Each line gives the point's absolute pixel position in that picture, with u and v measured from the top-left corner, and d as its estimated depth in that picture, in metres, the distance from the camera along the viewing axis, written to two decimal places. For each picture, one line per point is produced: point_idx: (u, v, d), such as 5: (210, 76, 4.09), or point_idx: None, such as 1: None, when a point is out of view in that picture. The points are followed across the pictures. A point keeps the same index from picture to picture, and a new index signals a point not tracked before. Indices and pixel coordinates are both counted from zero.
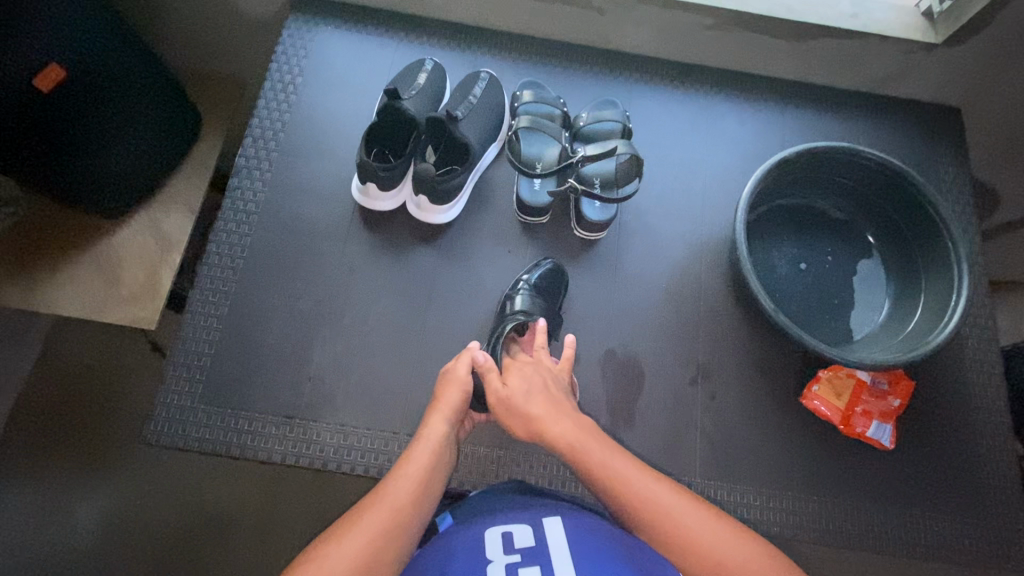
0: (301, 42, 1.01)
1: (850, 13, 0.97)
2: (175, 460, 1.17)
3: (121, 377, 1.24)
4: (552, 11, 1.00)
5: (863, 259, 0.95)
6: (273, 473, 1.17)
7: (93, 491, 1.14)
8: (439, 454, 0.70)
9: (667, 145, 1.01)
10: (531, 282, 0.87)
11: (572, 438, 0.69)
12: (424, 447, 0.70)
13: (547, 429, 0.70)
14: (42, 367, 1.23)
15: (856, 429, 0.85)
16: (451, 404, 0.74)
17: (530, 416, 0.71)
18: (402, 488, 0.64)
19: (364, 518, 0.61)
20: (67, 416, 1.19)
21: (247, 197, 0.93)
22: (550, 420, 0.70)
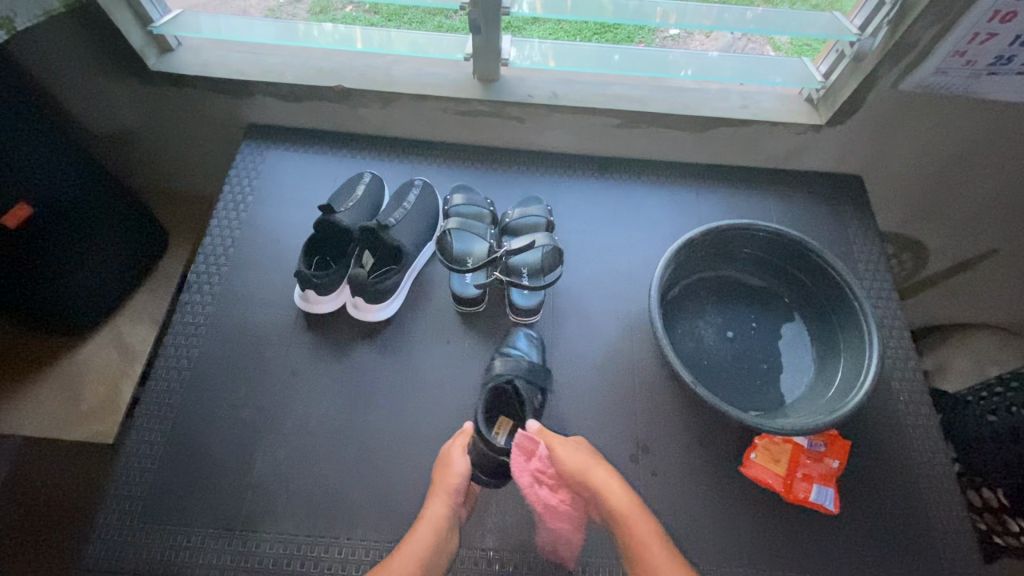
0: (253, 166, 1.12)
1: (739, 105, 1.09)
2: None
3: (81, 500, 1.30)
4: (477, 123, 1.12)
5: (786, 323, 1.00)
6: None
7: None
8: (437, 539, 0.72)
9: (593, 230, 1.08)
10: (508, 350, 0.93)
11: (625, 507, 0.73)
12: (425, 531, 0.73)
13: (607, 490, 0.74)
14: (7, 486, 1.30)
15: (798, 496, 0.85)
16: (455, 479, 0.78)
17: (595, 473, 0.76)
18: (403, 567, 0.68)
19: None
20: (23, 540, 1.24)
21: (197, 310, 0.98)
22: (609, 481, 0.75)
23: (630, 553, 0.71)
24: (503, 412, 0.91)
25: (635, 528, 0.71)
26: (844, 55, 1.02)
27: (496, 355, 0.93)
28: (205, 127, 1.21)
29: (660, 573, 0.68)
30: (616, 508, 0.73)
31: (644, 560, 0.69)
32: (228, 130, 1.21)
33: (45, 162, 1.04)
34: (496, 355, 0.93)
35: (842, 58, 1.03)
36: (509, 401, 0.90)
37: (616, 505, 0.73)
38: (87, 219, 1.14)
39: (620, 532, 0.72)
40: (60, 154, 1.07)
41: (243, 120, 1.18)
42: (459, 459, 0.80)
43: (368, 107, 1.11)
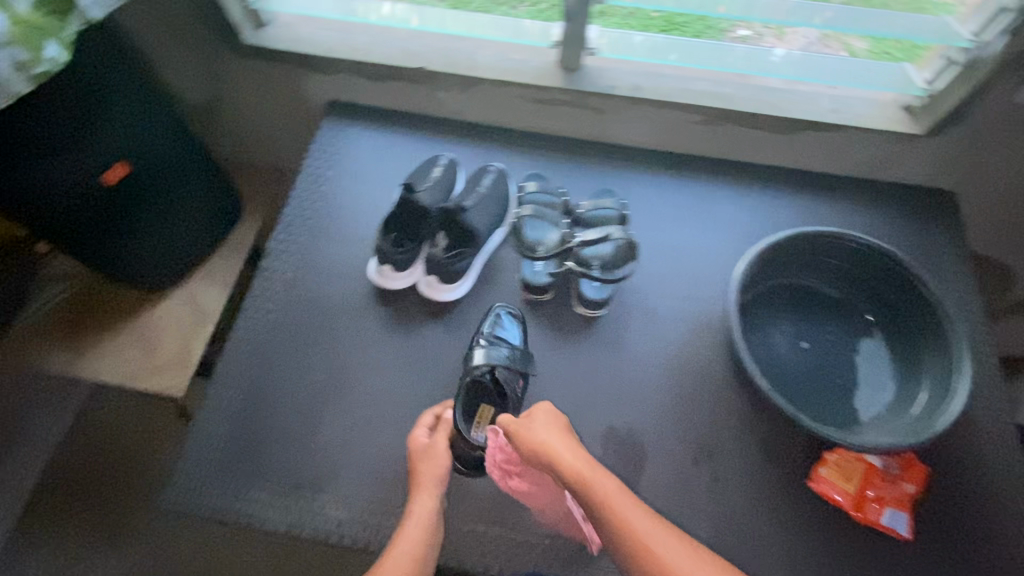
0: (333, 141, 1.15)
1: (832, 108, 1.05)
2: (170, 539, 1.30)
3: (140, 451, 1.40)
4: (555, 112, 1.12)
5: (864, 338, 0.95)
6: (276, 550, 1.28)
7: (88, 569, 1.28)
8: (428, 531, 0.75)
9: (667, 226, 1.06)
10: (489, 337, 0.92)
11: (580, 467, 0.71)
12: (414, 527, 0.75)
13: (559, 453, 0.72)
14: (72, 431, 1.43)
15: (868, 517, 0.82)
16: (436, 470, 0.80)
17: (546, 441, 0.74)
18: (398, 564, 0.71)
19: None
20: (87, 486, 1.35)
21: (277, 277, 1.01)
22: (561, 445, 0.73)
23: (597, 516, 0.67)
24: (481, 398, 0.91)
25: (591, 485, 0.69)
26: (955, 62, 0.96)
27: (473, 345, 0.90)
28: (289, 102, 1.25)
29: (632, 529, 0.65)
30: (572, 469, 0.71)
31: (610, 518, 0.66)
32: (311, 106, 1.25)
33: (157, 145, 1.13)
34: (473, 345, 0.91)
35: (951, 65, 0.97)
36: (489, 388, 0.90)
37: (574, 469, 0.70)
38: (176, 198, 1.22)
39: (582, 493, 0.69)
40: (171, 138, 1.16)
41: (326, 96, 1.22)
42: (438, 450, 0.82)
43: (448, 90, 1.13)
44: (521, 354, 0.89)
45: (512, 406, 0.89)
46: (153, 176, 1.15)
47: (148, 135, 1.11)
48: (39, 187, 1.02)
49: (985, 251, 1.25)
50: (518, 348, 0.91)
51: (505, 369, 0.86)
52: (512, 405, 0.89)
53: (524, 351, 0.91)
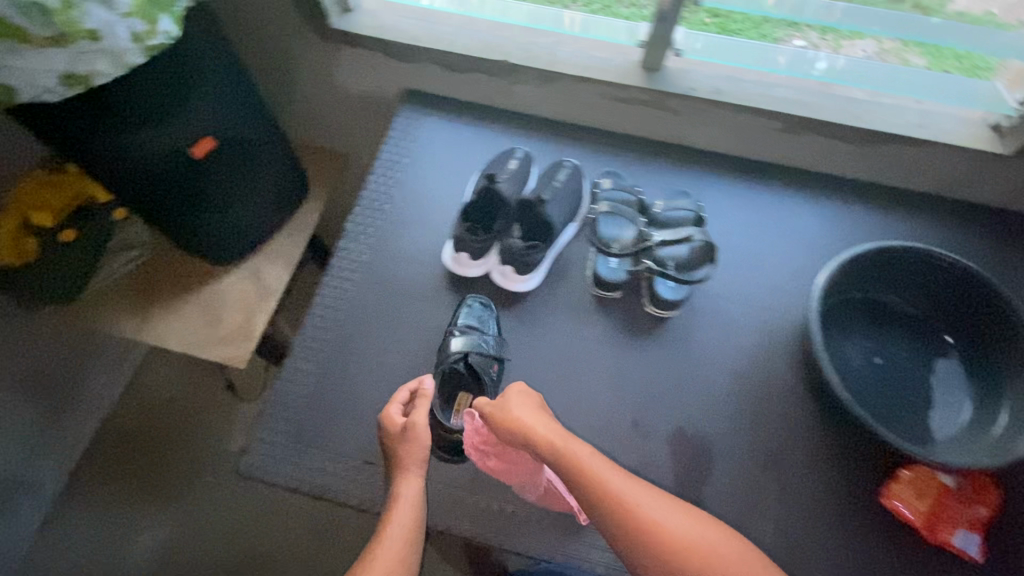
0: (409, 128, 1.17)
1: (917, 122, 1.03)
2: (234, 494, 1.51)
3: (197, 416, 1.61)
4: (631, 111, 1.13)
5: (940, 357, 0.94)
6: (320, 519, 1.48)
7: (156, 518, 1.48)
8: (417, 513, 0.77)
9: (739, 231, 1.05)
10: (461, 326, 0.94)
11: (557, 437, 0.75)
12: (405, 511, 0.76)
13: (536, 427, 0.76)
14: (131, 396, 1.62)
15: (940, 537, 0.81)
16: (417, 452, 0.80)
17: (522, 420, 0.77)
18: (394, 549, 0.72)
19: None
20: (156, 444, 1.57)
21: (353, 258, 1.04)
22: (537, 419, 0.77)
23: (575, 479, 0.72)
24: (461, 385, 0.95)
25: (567, 450, 0.74)
26: None
27: (450, 333, 0.94)
28: (364, 87, 1.27)
29: (611, 485, 0.71)
30: (548, 440, 0.75)
31: (589, 480, 0.71)
32: (385, 93, 1.27)
33: (241, 139, 1.17)
34: (449, 334, 0.94)
35: None
36: (465, 375, 0.94)
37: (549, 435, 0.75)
38: (243, 190, 1.26)
39: (559, 461, 0.74)
40: (255, 135, 1.20)
41: (402, 84, 1.24)
42: (418, 430, 0.81)
43: (526, 83, 1.14)
44: (494, 340, 0.92)
45: (488, 391, 0.92)
46: (230, 166, 1.19)
47: (237, 128, 1.15)
48: (131, 156, 1.04)
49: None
50: (491, 334, 0.94)
51: (478, 355, 0.90)
52: (490, 389, 0.92)
53: (499, 337, 0.94)
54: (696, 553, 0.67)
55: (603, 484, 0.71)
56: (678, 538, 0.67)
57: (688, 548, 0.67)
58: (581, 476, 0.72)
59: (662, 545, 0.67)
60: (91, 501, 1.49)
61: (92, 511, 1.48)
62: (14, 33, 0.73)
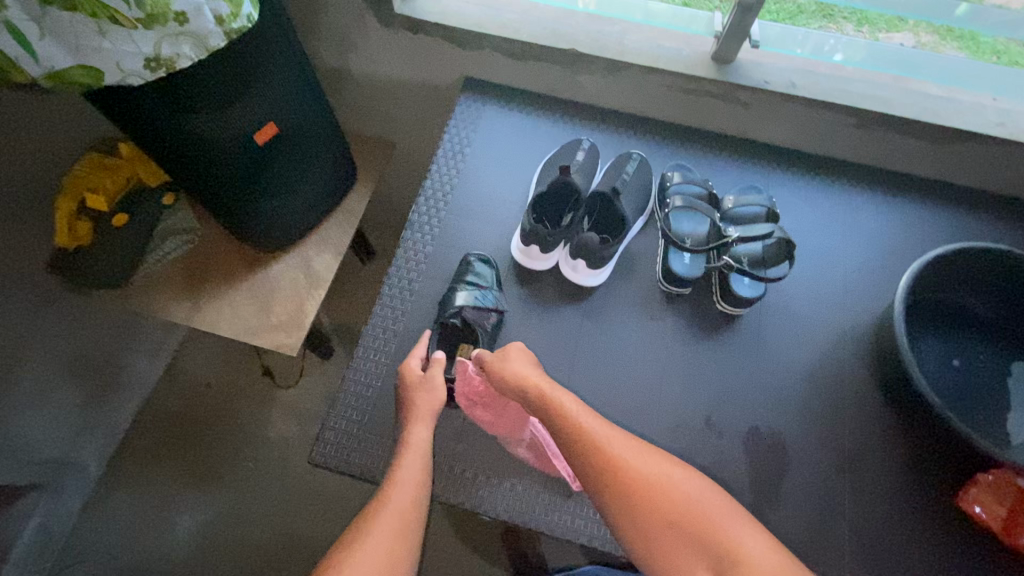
0: (470, 117, 1.16)
1: (996, 120, 1.01)
2: (274, 482, 1.52)
3: (236, 402, 1.60)
4: (697, 104, 1.11)
5: (1017, 361, 0.93)
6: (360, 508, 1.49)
7: (197, 503, 1.49)
8: (426, 459, 0.79)
9: (808, 229, 1.04)
10: (466, 283, 0.96)
11: (543, 382, 0.80)
12: (413, 456, 0.78)
13: (523, 375, 0.81)
14: (169, 380, 1.61)
15: (1019, 541, 0.80)
16: (428, 405, 0.83)
17: (515, 368, 0.82)
18: (404, 492, 0.74)
19: (379, 522, 0.70)
20: (195, 429, 1.56)
21: (418, 247, 1.02)
22: (525, 368, 0.82)
23: (557, 424, 0.76)
24: (460, 337, 0.96)
25: (546, 399, 0.78)
26: None
27: (453, 289, 0.95)
28: (420, 75, 1.26)
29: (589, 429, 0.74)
30: (535, 387, 0.80)
31: (569, 425, 0.75)
32: (442, 81, 1.26)
33: (298, 127, 1.16)
34: (452, 289, 0.96)
35: None
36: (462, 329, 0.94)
37: (539, 385, 0.79)
38: (294, 178, 1.24)
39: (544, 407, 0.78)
40: (314, 124, 1.20)
41: (460, 71, 1.22)
42: (435, 382, 0.85)
43: (591, 74, 1.12)
44: (494, 297, 0.95)
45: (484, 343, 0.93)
46: (287, 154, 1.18)
47: (299, 116, 1.14)
48: (198, 141, 1.02)
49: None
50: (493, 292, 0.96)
51: (476, 309, 0.91)
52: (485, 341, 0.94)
53: (499, 294, 0.96)
54: (666, 501, 0.68)
55: (581, 430, 0.74)
56: (648, 486, 0.69)
57: (658, 497, 0.68)
58: (562, 423, 0.75)
59: (629, 489, 0.69)
60: (132, 484, 1.50)
61: (133, 493, 1.49)
62: (105, 12, 0.76)
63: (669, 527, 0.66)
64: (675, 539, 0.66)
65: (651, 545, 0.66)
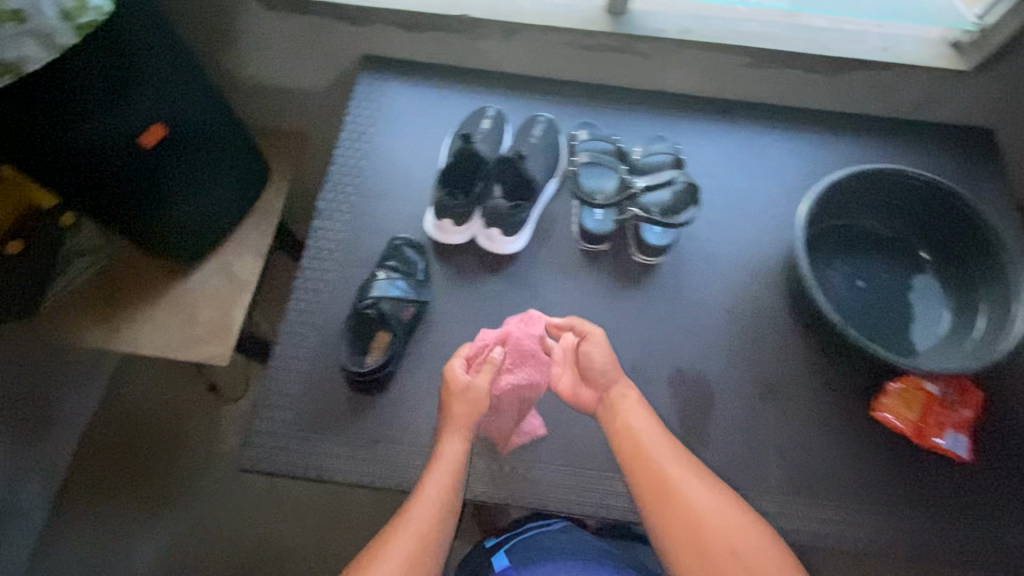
0: (372, 96, 1.12)
1: (881, 46, 1.04)
2: (234, 497, 1.47)
3: (183, 422, 1.54)
4: (600, 59, 1.10)
5: (917, 275, 0.97)
6: (326, 511, 1.46)
7: (154, 531, 1.43)
8: (456, 476, 0.77)
9: (717, 172, 1.06)
10: (386, 272, 0.91)
11: (630, 403, 0.81)
12: (441, 469, 0.77)
13: (614, 392, 0.82)
14: (107, 409, 1.54)
15: (930, 441, 0.86)
16: (466, 413, 0.80)
17: (608, 368, 0.83)
18: (424, 510, 0.73)
19: (398, 540, 0.71)
20: (144, 456, 1.50)
21: (329, 236, 0.99)
22: (621, 385, 0.83)
23: (635, 458, 0.76)
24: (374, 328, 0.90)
25: (630, 433, 0.78)
26: None
27: (373, 275, 0.91)
28: (318, 59, 1.21)
29: (669, 472, 0.74)
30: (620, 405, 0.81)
31: (647, 461, 0.75)
32: (341, 61, 1.21)
33: (191, 128, 1.10)
34: (370, 277, 0.91)
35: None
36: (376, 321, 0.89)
37: (615, 395, 0.82)
38: (201, 179, 1.19)
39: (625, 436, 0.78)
40: (212, 121, 1.14)
41: (358, 50, 1.17)
42: (479, 393, 0.81)
43: (489, 39, 1.09)
44: (414, 286, 0.91)
45: (400, 336, 0.89)
46: (187, 155, 1.13)
47: (191, 110, 1.08)
48: (77, 151, 0.97)
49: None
50: (414, 281, 0.92)
51: (393, 301, 0.87)
52: (402, 333, 0.89)
53: (421, 281, 0.93)
54: (723, 531, 0.70)
55: (643, 449, 0.76)
56: (707, 515, 0.71)
57: (716, 528, 0.70)
58: (622, 437, 0.78)
59: (692, 533, 0.70)
60: (84, 522, 1.43)
61: (84, 533, 1.42)
62: None
63: (727, 558, 0.68)
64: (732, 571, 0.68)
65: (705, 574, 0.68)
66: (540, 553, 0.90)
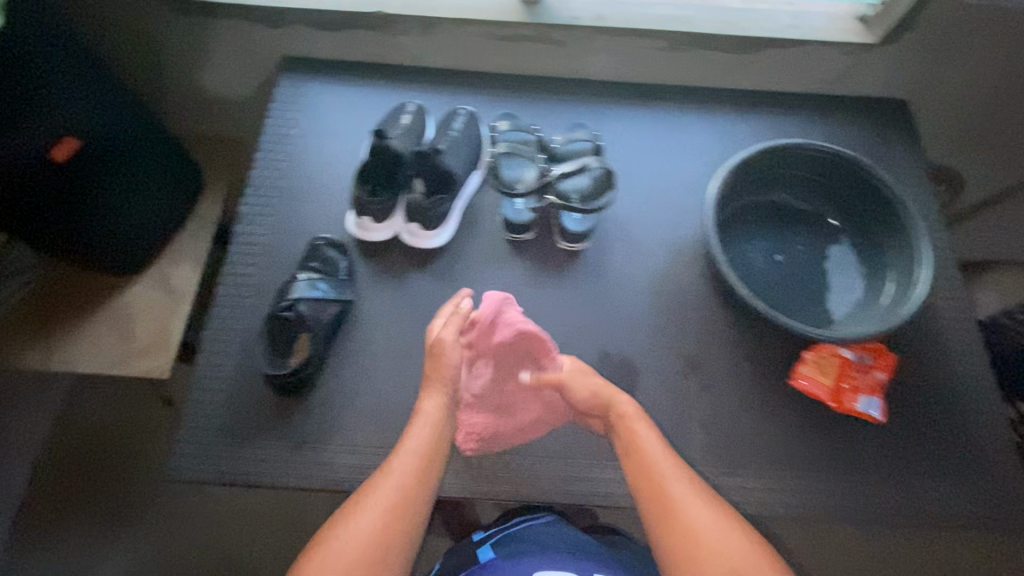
0: (294, 97, 1.11)
1: (790, 23, 1.06)
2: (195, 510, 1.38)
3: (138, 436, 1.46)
4: (520, 49, 1.10)
5: (833, 244, 0.99)
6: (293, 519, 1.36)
7: (119, 550, 1.35)
8: (434, 443, 0.81)
9: (639, 156, 1.07)
10: (306, 274, 0.92)
11: (630, 414, 0.82)
12: (421, 428, 0.82)
13: (614, 401, 0.83)
14: (61, 431, 1.45)
15: (847, 406, 0.88)
16: (445, 371, 0.85)
17: (601, 386, 0.84)
18: (403, 472, 0.77)
19: (378, 500, 0.74)
20: (99, 475, 1.41)
21: (252, 240, 0.98)
22: (618, 395, 0.84)
23: (641, 473, 0.77)
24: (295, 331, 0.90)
25: (638, 448, 0.79)
26: None
27: (294, 278, 0.91)
28: (240, 62, 1.20)
29: (675, 489, 0.75)
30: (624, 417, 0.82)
31: (653, 475, 0.77)
32: (264, 64, 1.20)
33: (109, 142, 1.12)
34: (291, 280, 0.92)
35: None
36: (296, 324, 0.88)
37: (621, 412, 0.82)
38: (129, 193, 1.19)
39: (632, 450, 0.79)
40: (133, 134, 1.16)
41: (279, 51, 1.16)
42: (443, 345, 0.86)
43: (408, 34, 1.09)
44: (335, 285, 0.92)
45: (323, 336, 0.89)
46: (106, 170, 1.14)
47: (104, 124, 1.09)
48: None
49: (947, 161, 1.29)
50: (335, 280, 0.92)
51: (310, 301, 0.88)
52: (324, 333, 0.89)
53: (343, 279, 0.93)
54: (716, 545, 0.70)
55: (652, 464, 0.78)
56: (704, 530, 0.71)
57: (710, 541, 0.71)
58: (635, 454, 0.79)
59: (690, 547, 0.71)
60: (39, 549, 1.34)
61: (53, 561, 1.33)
62: None
63: (717, 569, 0.69)
64: None
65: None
66: (527, 544, 0.87)
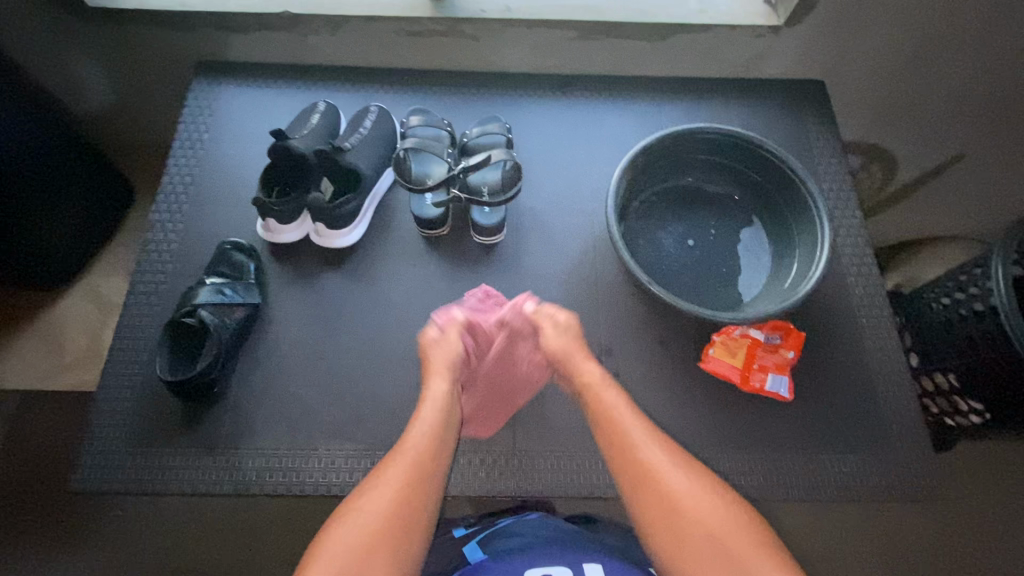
0: (205, 102, 1.10)
1: (697, 9, 1.06)
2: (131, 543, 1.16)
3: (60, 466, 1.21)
4: (432, 46, 1.10)
5: (745, 227, 1.00)
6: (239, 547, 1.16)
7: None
8: (439, 427, 0.75)
9: (554, 148, 1.08)
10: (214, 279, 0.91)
11: (596, 379, 0.79)
12: (428, 411, 0.77)
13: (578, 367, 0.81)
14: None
15: (755, 385, 0.90)
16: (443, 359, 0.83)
17: (575, 355, 0.82)
18: (402, 465, 0.70)
19: (371, 495, 0.67)
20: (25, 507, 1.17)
21: (161, 248, 0.98)
22: (583, 363, 0.81)
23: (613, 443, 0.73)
24: (199, 339, 0.89)
25: (609, 415, 0.75)
26: None
27: (199, 283, 0.91)
28: (155, 70, 1.19)
29: (652, 455, 0.70)
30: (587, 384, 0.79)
31: (623, 441, 0.72)
32: (179, 71, 1.19)
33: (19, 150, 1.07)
34: (196, 286, 0.91)
35: None
36: (198, 330, 0.88)
37: (586, 381, 0.79)
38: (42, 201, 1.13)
39: (600, 418, 0.75)
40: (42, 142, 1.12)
41: (192, 57, 1.15)
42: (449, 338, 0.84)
43: (317, 34, 1.08)
44: (243, 288, 0.91)
45: (225, 341, 0.86)
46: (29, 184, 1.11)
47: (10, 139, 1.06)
48: None
49: (875, 140, 1.29)
50: (243, 286, 0.92)
51: (212, 307, 0.87)
52: (226, 339, 0.87)
53: (251, 283, 0.93)
54: (697, 512, 0.65)
55: (623, 435, 0.73)
56: (684, 498, 0.66)
57: (693, 509, 0.65)
58: (608, 425, 0.74)
59: (670, 516, 0.65)
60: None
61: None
62: None
63: (703, 541, 0.63)
64: (711, 557, 0.62)
65: (681, 558, 0.63)
66: (502, 538, 0.78)
